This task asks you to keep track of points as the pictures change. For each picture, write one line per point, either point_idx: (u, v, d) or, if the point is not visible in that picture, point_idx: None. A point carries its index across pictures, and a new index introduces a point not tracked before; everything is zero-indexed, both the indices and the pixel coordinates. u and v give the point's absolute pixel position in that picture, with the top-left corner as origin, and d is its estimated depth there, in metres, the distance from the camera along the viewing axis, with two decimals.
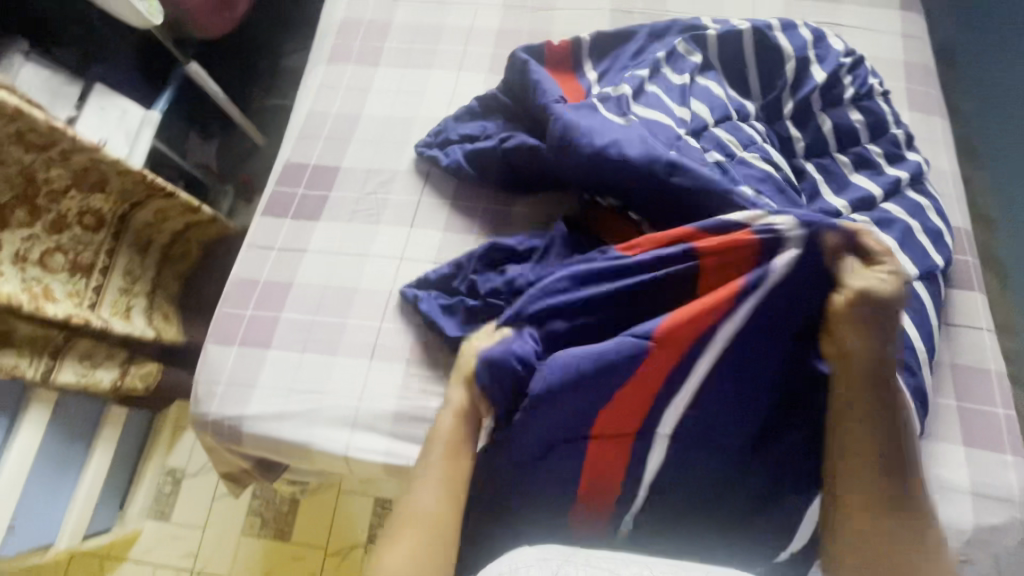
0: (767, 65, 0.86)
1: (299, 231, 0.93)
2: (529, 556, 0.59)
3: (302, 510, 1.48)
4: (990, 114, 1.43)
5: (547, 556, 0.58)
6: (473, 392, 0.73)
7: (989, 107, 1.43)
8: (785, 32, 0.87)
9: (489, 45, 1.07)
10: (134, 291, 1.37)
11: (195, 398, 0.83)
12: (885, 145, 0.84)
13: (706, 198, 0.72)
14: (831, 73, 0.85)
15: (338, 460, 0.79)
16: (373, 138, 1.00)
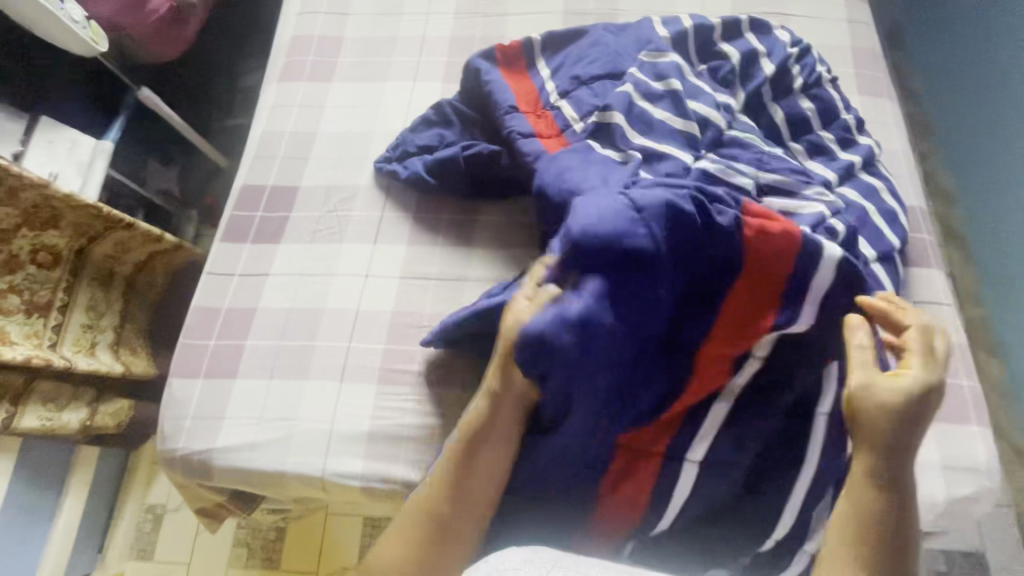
0: (711, 69, 0.88)
1: (260, 256, 0.91)
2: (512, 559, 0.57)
3: (289, 536, 1.45)
4: None
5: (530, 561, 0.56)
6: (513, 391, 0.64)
7: None
8: (728, 30, 0.90)
9: (443, 54, 1.06)
10: (101, 327, 1.33)
11: (161, 435, 0.80)
12: (837, 131, 0.86)
13: None
14: (778, 65, 0.86)
15: (313, 487, 0.77)
16: (332, 156, 0.98)
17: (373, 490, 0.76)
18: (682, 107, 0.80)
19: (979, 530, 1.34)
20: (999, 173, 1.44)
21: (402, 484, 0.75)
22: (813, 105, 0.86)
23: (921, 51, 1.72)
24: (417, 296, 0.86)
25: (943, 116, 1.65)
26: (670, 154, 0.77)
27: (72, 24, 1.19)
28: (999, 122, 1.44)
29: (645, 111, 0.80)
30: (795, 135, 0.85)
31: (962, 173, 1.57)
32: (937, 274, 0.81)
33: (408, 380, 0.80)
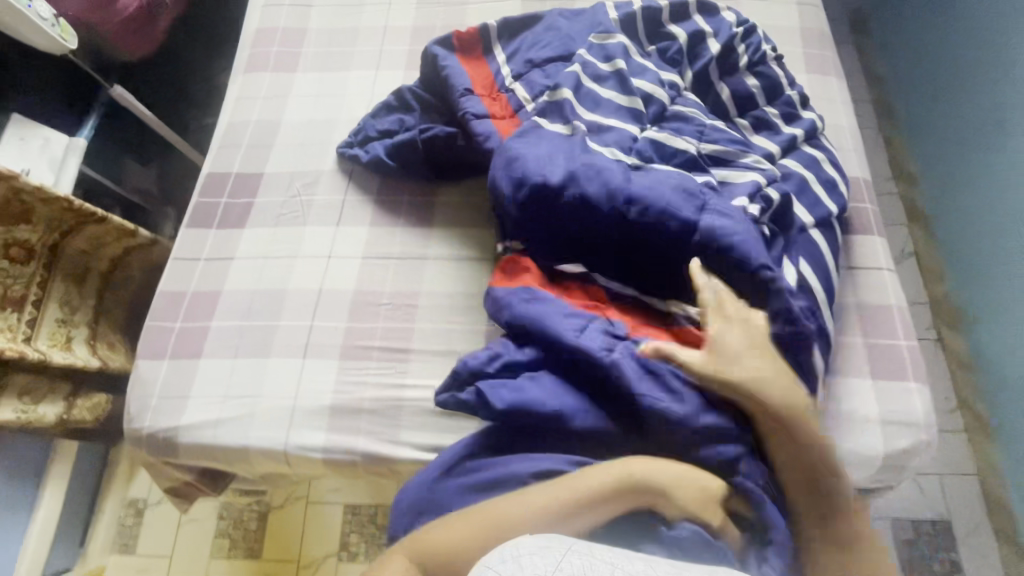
0: (660, 49, 0.91)
1: (226, 240, 0.93)
2: (529, 544, 0.52)
3: (271, 526, 1.46)
4: None
5: (550, 545, 0.52)
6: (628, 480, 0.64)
7: None
8: (676, 10, 0.92)
9: (405, 42, 1.08)
10: (75, 322, 1.34)
11: (128, 415, 0.82)
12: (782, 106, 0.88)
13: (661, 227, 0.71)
14: (724, 44, 0.89)
15: (278, 461, 0.79)
16: (296, 143, 1.00)
17: (336, 461, 0.78)
18: (625, 86, 0.83)
19: (944, 499, 1.38)
20: (959, 152, 1.48)
21: (363, 456, 0.78)
22: (757, 82, 0.89)
23: (885, 36, 1.76)
24: (378, 275, 0.88)
25: (905, 99, 1.69)
26: (612, 133, 0.78)
27: (40, 22, 1.20)
28: (958, 103, 1.47)
29: (593, 91, 0.83)
30: (741, 111, 0.88)
31: (924, 154, 1.61)
32: (878, 241, 0.85)
33: (369, 355, 0.83)
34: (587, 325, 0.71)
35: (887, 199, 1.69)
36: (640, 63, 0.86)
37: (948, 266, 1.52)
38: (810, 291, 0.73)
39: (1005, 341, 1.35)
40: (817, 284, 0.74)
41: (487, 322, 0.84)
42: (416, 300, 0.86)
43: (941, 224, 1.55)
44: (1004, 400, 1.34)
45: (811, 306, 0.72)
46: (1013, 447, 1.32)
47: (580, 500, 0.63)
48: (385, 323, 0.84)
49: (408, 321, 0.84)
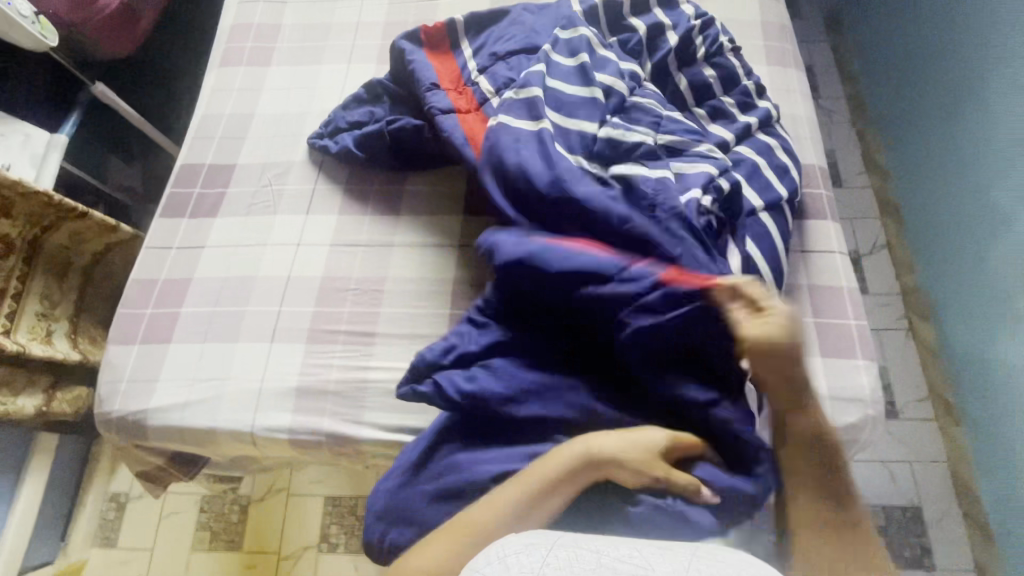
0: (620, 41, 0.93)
1: (197, 229, 0.94)
2: (514, 543, 0.51)
3: (252, 518, 1.47)
4: None
5: (535, 543, 0.51)
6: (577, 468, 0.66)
7: None
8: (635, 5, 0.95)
9: (377, 37, 1.11)
10: (55, 316, 1.36)
11: (99, 399, 0.84)
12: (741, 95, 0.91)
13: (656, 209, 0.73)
14: (682, 36, 0.92)
15: (244, 442, 0.81)
16: (268, 135, 1.02)
17: (301, 441, 0.80)
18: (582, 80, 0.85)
19: (915, 485, 1.41)
20: (928, 146, 1.51)
21: (327, 436, 0.79)
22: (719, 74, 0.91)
23: (859, 34, 1.79)
24: (346, 262, 0.90)
25: (878, 95, 1.72)
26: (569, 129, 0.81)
27: (21, 20, 1.22)
28: (926, 97, 1.51)
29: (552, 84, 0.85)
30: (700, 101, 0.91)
31: (896, 148, 1.64)
32: (831, 225, 0.87)
33: (335, 339, 0.84)
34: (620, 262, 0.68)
35: (860, 193, 1.72)
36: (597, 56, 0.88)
37: (919, 257, 1.55)
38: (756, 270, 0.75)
39: (972, 329, 1.38)
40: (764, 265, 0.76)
41: (451, 306, 0.86)
42: (382, 285, 0.88)
43: (912, 216, 1.58)
44: (973, 387, 1.37)
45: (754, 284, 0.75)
46: (981, 433, 1.35)
47: (536, 488, 0.63)
48: (351, 308, 0.86)
49: (374, 305, 0.86)
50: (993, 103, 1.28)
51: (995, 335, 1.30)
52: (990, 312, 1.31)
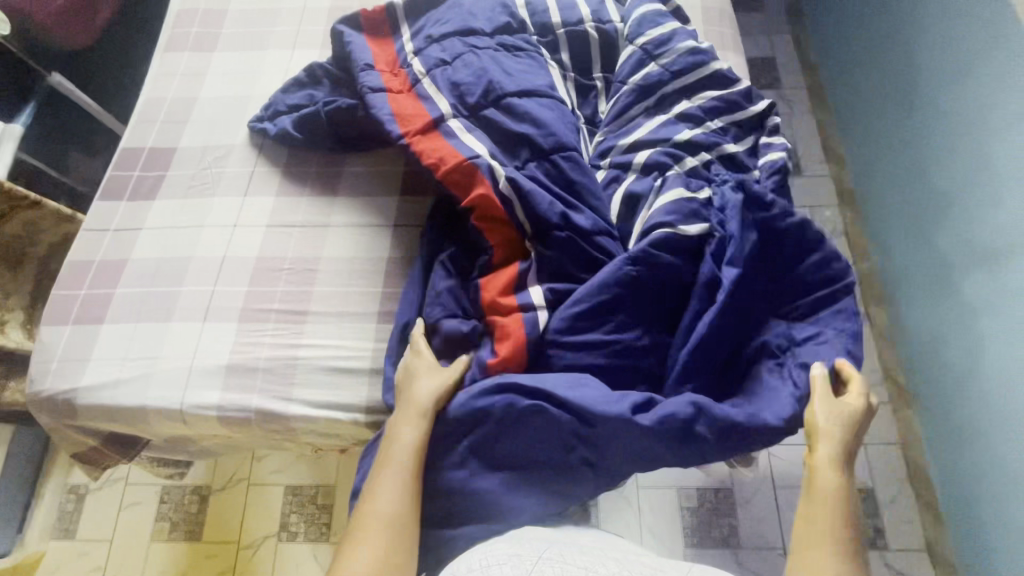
0: (567, 34, 0.95)
1: (135, 212, 0.95)
2: (499, 556, 0.56)
3: (211, 509, 1.47)
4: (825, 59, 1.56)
5: (520, 553, 0.56)
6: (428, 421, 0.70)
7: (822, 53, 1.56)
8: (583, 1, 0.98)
9: (322, 22, 1.11)
10: (9, 306, 1.35)
11: (30, 379, 0.84)
12: (695, 51, 0.90)
13: (767, 254, 0.77)
14: (624, 31, 0.95)
15: (174, 420, 0.81)
16: (210, 118, 1.03)
17: (230, 418, 0.80)
18: (509, 72, 0.86)
19: (869, 468, 1.42)
20: (881, 134, 1.54)
21: (257, 412, 0.79)
22: (669, 34, 0.91)
23: (821, 22, 1.80)
24: (282, 242, 0.90)
25: (836, 83, 1.74)
26: (490, 120, 0.83)
27: None
28: (880, 85, 1.53)
29: (479, 71, 0.86)
30: (651, 62, 0.90)
31: (854, 135, 1.66)
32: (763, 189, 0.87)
33: (267, 318, 0.85)
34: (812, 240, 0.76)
35: (819, 181, 1.74)
36: (530, 56, 0.90)
37: (874, 244, 1.58)
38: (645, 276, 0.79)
39: (922, 311, 1.40)
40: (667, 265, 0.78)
41: (383, 284, 0.87)
42: (317, 265, 0.88)
43: (869, 204, 1.60)
44: (923, 367, 1.40)
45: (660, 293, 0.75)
46: (930, 412, 1.38)
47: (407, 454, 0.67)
48: (284, 287, 0.87)
49: (307, 285, 0.87)
50: (940, 89, 1.30)
51: (944, 316, 1.32)
52: (939, 292, 1.34)
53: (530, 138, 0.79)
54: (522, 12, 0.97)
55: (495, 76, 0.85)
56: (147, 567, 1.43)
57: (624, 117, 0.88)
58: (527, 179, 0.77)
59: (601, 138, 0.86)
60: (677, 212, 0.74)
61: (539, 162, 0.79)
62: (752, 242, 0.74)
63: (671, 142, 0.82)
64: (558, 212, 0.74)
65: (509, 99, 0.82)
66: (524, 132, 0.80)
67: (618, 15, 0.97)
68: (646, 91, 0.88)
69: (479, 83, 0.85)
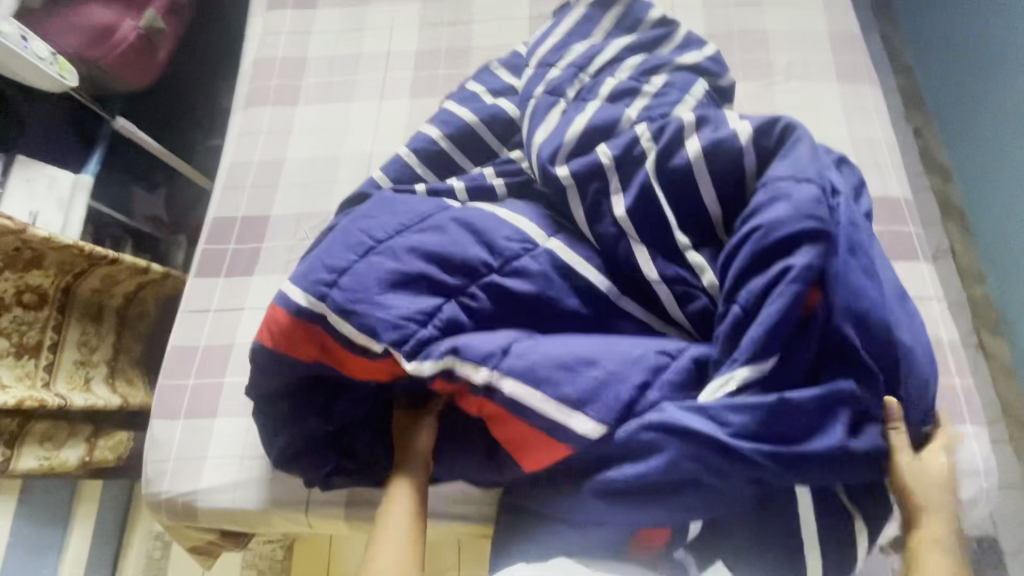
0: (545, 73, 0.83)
1: (234, 288, 0.90)
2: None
3: (297, 556, 1.34)
4: (962, 62, 1.36)
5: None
6: (301, 432, 0.70)
7: (959, 59, 1.37)
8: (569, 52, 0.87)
9: (410, 67, 1.04)
10: (94, 361, 1.29)
11: (145, 480, 0.80)
12: (670, 46, 0.76)
13: (821, 215, 0.56)
14: (586, 30, 0.80)
15: (299, 522, 0.79)
16: (302, 182, 0.97)
17: (361, 517, 0.76)
18: (473, 136, 0.84)
19: None
20: (1007, 151, 1.23)
21: (346, 504, 0.76)
22: (656, 58, 0.74)
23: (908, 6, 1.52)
24: None
25: (934, 76, 1.46)
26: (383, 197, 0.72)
27: (37, 62, 1.17)
28: (977, 80, 1.31)
29: (445, 150, 0.84)
30: (616, 103, 0.70)
31: (963, 142, 1.37)
32: (925, 267, 0.79)
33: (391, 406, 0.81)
34: (812, 165, 0.59)
35: None
36: (493, 111, 0.85)
37: None
38: (792, 290, 0.54)
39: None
40: (787, 239, 0.55)
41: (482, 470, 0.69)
42: None
43: None
44: None
45: (806, 270, 0.54)
46: None
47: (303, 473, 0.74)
48: None
49: None
50: None
51: None
52: None
53: (423, 301, 0.63)
54: (499, 73, 0.89)
55: (356, 247, 0.65)
56: None
57: (579, 196, 0.66)
58: (447, 326, 0.62)
59: (538, 143, 0.71)
60: (652, 352, 0.59)
61: (393, 257, 0.64)
62: (786, 205, 0.56)
63: (650, 248, 0.63)
64: (496, 351, 0.60)
65: (395, 253, 0.64)
66: (419, 299, 0.63)
67: (589, 52, 0.76)
68: (604, 131, 0.68)
69: (347, 261, 0.64)
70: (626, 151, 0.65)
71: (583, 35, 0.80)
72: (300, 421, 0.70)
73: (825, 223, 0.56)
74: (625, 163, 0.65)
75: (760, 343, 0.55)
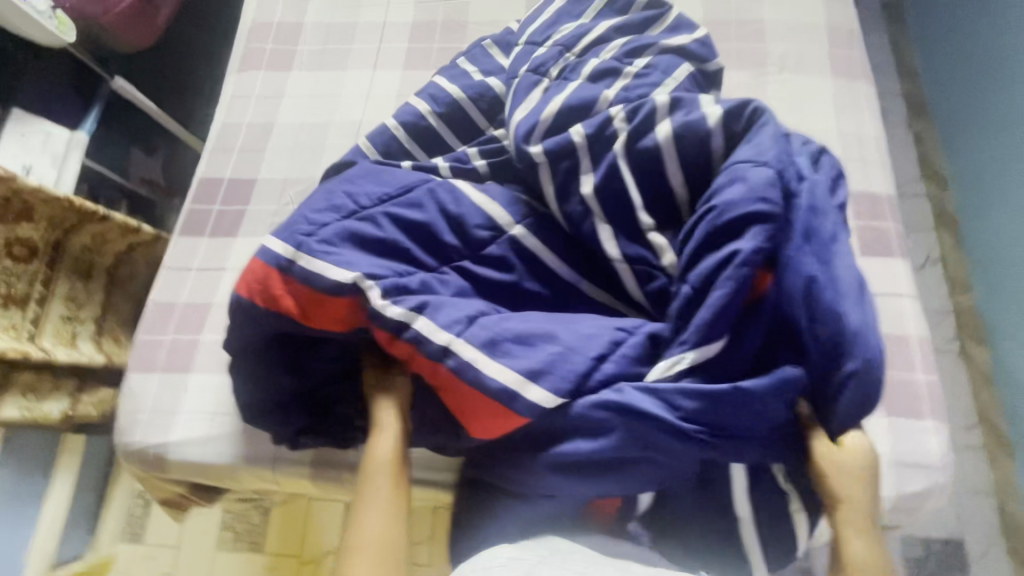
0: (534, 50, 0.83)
1: (216, 248, 0.91)
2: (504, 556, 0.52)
3: (275, 519, 1.36)
4: (966, 67, 1.35)
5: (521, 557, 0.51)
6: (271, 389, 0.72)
7: (963, 64, 1.36)
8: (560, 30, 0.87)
9: (404, 39, 1.04)
10: (81, 318, 1.30)
11: (119, 429, 0.81)
12: (659, 27, 0.76)
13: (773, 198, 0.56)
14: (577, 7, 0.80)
15: (267, 480, 0.80)
16: (290, 147, 0.97)
17: (327, 477, 0.78)
18: (460, 111, 0.84)
19: None
20: (1004, 159, 1.23)
21: (312, 463, 0.78)
22: (642, 40, 0.73)
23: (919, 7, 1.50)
24: None
25: (938, 80, 1.45)
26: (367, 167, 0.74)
27: (36, 15, 1.18)
28: (978, 86, 1.31)
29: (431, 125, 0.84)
30: (596, 83, 0.70)
31: (962, 148, 1.36)
32: (900, 264, 0.80)
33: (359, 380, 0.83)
34: (775, 149, 0.58)
35: None
36: (480, 88, 0.85)
37: None
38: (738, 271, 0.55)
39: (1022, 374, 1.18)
40: (735, 221, 0.56)
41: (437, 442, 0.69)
42: None
43: None
44: None
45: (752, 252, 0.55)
46: None
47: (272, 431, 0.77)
48: None
49: None
50: None
51: None
52: None
53: (395, 268, 0.65)
54: (489, 49, 0.89)
55: (339, 212, 0.70)
56: None
57: (549, 171, 0.67)
58: (415, 292, 0.64)
59: (517, 120, 0.71)
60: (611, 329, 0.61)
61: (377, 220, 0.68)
62: (739, 188, 0.57)
63: (615, 227, 0.64)
64: (460, 320, 0.61)
65: (376, 220, 0.68)
66: (391, 265, 0.66)
67: (577, 30, 0.76)
68: (580, 110, 0.68)
69: (330, 221, 0.67)
70: (599, 132, 0.65)
71: (573, 13, 0.80)
72: (270, 377, 0.72)
73: (778, 207, 0.56)
74: (597, 144, 0.65)
75: (705, 324, 0.55)
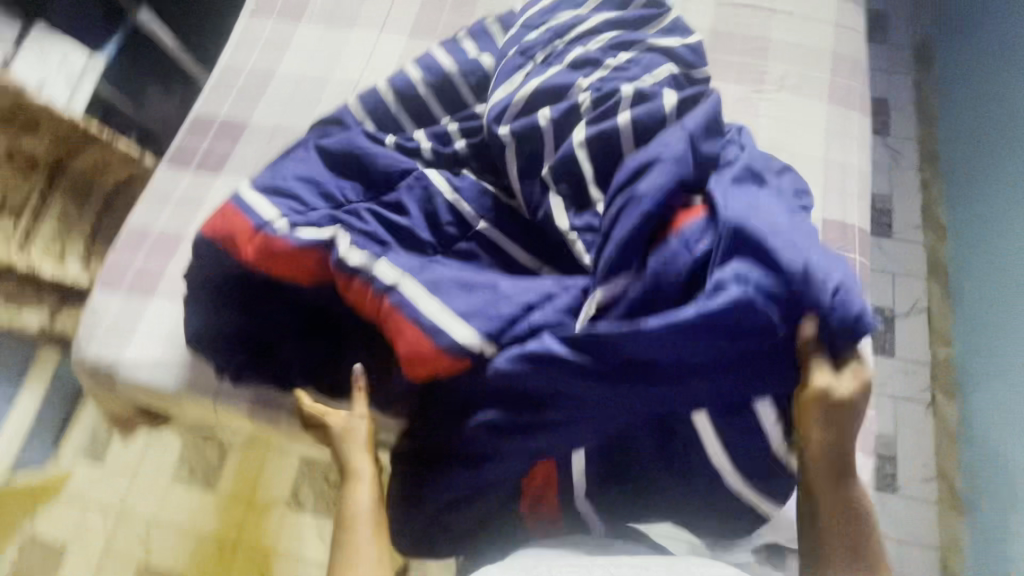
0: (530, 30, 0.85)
1: (198, 183, 0.93)
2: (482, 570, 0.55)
3: (230, 462, 1.37)
4: (980, 119, 1.33)
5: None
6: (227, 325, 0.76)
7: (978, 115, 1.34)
8: None
9: (415, 7, 1.05)
10: (72, 235, 1.28)
11: (77, 340, 0.84)
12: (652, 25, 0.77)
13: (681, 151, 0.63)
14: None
15: (209, 410, 0.82)
16: (286, 97, 0.99)
17: (266, 416, 0.80)
18: (451, 84, 0.85)
19: None
20: (1004, 215, 1.21)
21: (253, 401, 0.80)
22: (631, 34, 0.75)
23: (943, 52, 1.48)
24: None
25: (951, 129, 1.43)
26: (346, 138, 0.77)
27: None
28: (990, 139, 1.29)
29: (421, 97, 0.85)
30: (576, 70, 0.73)
31: (963, 200, 1.34)
32: None
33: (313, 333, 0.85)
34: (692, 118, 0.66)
35: None
36: (473, 64, 0.86)
37: None
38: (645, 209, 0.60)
39: (989, 433, 1.16)
40: (645, 166, 0.63)
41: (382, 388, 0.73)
42: None
43: None
44: None
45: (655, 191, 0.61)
46: None
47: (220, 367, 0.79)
48: None
49: None
50: None
51: None
52: None
53: (356, 245, 0.68)
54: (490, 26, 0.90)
55: (321, 188, 0.74)
56: (162, 510, 1.33)
57: (514, 152, 0.71)
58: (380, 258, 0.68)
59: (496, 97, 0.74)
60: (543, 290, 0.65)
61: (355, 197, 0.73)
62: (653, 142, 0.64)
63: (567, 201, 0.68)
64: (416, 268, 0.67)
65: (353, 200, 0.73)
66: (353, 241, 0.69)
67: (570, 19, 0.77)
68: (553, 93, 0.72)
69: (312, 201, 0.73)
70: (564, 119, 0.70)
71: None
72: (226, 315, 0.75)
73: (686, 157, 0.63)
74: (562, 129, 0.70)
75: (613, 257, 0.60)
